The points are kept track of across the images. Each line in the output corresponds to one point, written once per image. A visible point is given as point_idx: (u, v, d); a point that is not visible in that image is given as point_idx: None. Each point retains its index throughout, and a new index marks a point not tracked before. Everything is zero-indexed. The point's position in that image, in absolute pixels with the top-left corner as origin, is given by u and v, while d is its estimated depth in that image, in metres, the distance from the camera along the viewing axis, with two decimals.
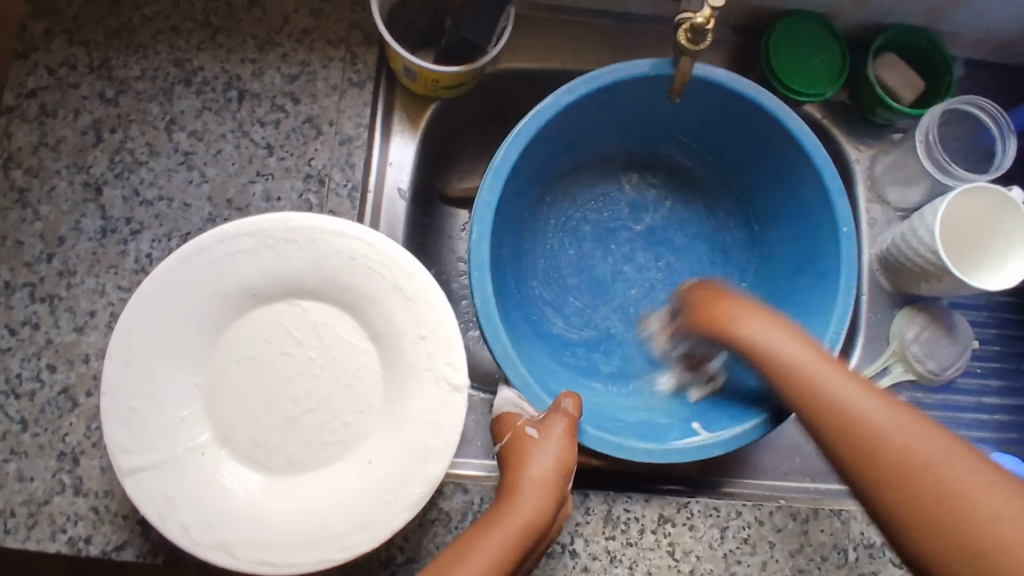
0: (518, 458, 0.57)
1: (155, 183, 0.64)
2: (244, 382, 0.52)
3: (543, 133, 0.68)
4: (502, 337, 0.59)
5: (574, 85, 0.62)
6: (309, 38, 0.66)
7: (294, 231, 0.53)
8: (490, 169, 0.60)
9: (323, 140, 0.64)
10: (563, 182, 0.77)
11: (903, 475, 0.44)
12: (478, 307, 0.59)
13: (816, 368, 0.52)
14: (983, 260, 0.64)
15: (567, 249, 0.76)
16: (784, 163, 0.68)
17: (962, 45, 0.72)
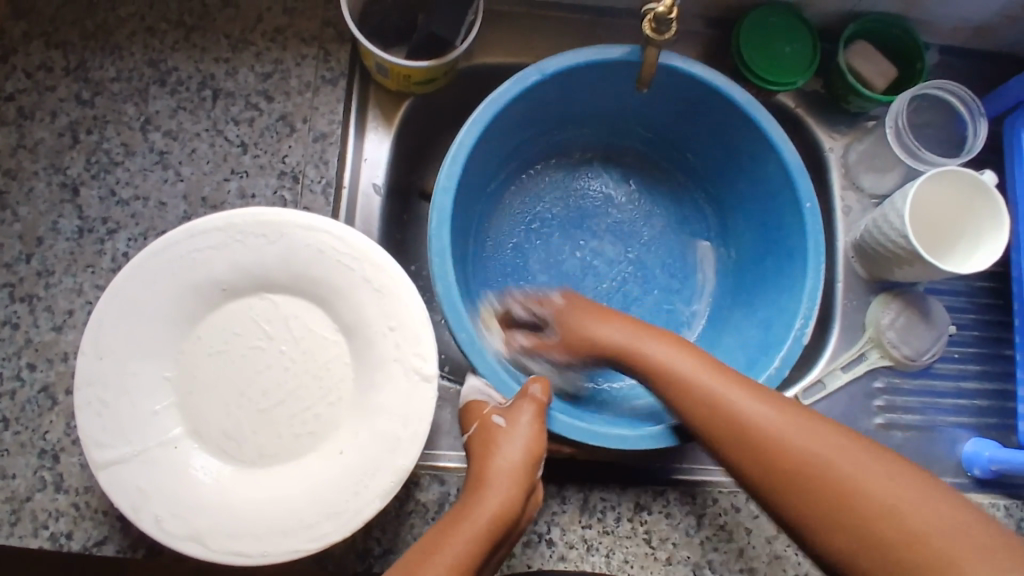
0: (487, 449, 0.57)
1: (131, 182, 0.64)
2: (216, 375, 0.53)
3: (505, 121, 0.68)
4: (466, 325, 0.60)
5: (530, 71, 0.63)
6: (282, 37, 0.67)
7: (263, 224, 0.53)
8: (448, 156, 0.61)
9: (297, 137, 0.65)
10: (528, 177, 0.78)
11: (796, 472, 0.47)
12: (439, 292, 0.59)
13: (700, 369, 0.53)
14: (955, 245, 0.64)
15: (532, 248, 0.76)
16: (752, 157, 0.69)
17: (936, 32, 0.72)
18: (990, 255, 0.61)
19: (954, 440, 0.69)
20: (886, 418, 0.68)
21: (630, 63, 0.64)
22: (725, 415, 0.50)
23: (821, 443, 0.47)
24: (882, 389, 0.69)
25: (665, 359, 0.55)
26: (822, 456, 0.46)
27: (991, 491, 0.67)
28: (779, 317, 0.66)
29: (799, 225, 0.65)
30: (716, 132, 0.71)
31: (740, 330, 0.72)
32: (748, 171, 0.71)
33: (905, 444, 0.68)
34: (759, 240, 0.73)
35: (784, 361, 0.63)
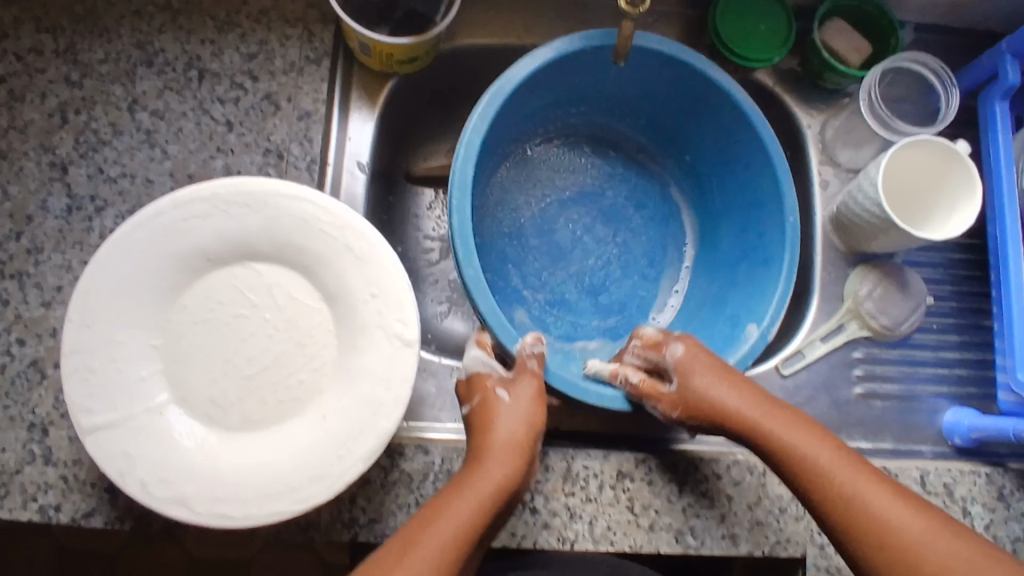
0: (488, 420, 0.57)
1: (119, 161, 0.65)
2: (201, 342, 0.54)
3: (532, 85, 0.69)
4: (473, 261, 0.58)
5: (577, 37, 0.64)
6: (266, 19, 0.69)
7: (247, 194, 0.54)
8: (483, 99, 0.61)
9: (282, 116, 0.67)
10: (534, 146, 0.80)
11: (865, 521, 0.49)
12: (453, 225, 0.59)
13: (777, 420, 0.55)
14: (930, 206, 0.65)
15: (529, 212, 0.78)
16: (728, 138, 0.71)
17: (909, 9, 0.73)
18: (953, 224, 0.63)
19: (935, 410, 0.69)
20: (865, 387, 0.69)
21: (603, 46, 0.65)
22: (815, 465, 0.52)
23: (883, 500, 0.50)
24: (861, 359, 0.70)
25: (751, 417, 0.55)
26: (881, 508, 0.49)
27: (972, 459, 0.68)
28: (747, 312, 0.67)
29: (773, 193, 0.67)
30: (701, 116, 0.73)
31: (717, 306, 0.73)
32: (727, 151, 0.72)
33: (886, 414, 0.69)
34: (736, 219, 0.73)
35: (770, 322, 0.63)
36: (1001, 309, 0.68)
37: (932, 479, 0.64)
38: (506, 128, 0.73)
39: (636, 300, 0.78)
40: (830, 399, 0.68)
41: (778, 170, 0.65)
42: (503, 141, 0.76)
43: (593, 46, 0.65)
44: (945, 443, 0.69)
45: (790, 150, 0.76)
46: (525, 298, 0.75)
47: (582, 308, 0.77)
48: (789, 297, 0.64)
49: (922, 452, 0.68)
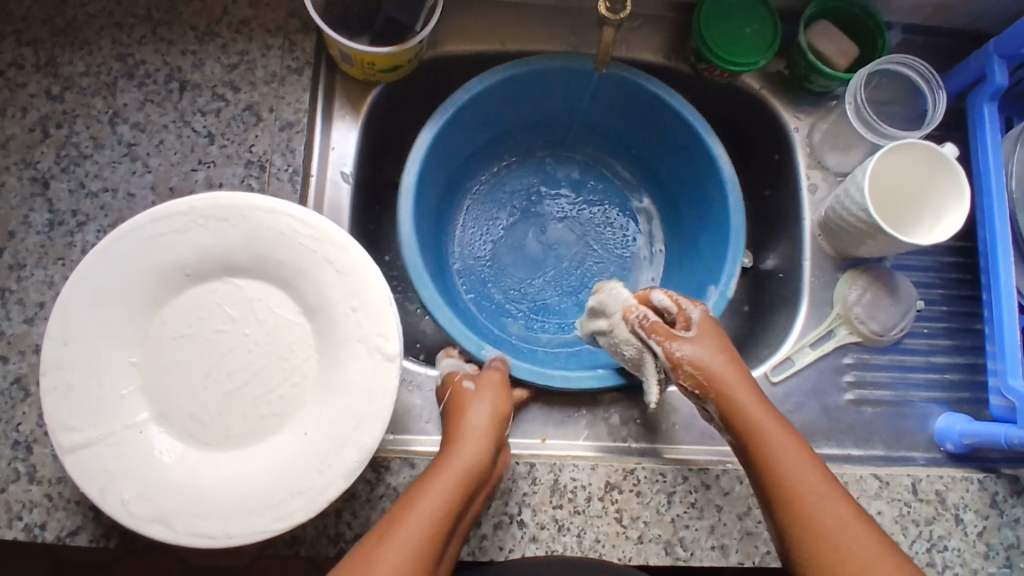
0: (458, 412, 0.57)
1: (100, 175, 0.65)
2: (182, 358, 0.53)
3: (480, 108, 0.72)
4: (428, 284, 0.65)
5: (514, 66, 0.69)
6: (247, 28, 0.68)
7: (224, 207, 0.54)
8: (427, 128, 0.68)
9: (263, 127, 0.66)
10: (494, 169, 0.81)
11: (817, 530, 0.48)
12: (405, 235, 0.65)
13: (764, 414, 0.53)
14: (903, 210, 0.65)
15: (496, 232, 0.80)
16: (678, 147, 0.75)
17: (896, 11, 0.73)
18: (919, 234, 0.64)
19: (926, 415, 0.69)
20: (856, 393, 0.69)
21: (542, 65, 0.70)
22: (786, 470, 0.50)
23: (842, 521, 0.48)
24: (851, 364, 0.69)
25: (743, 406, 0.53)
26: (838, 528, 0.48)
27: (964, 465, 0.67)
28: (709, 276, 0.71)
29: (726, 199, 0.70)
30: (658, 132, 0.76)
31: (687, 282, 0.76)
32: (690, 159, 0.74)
33: (877, 420, 0.68)
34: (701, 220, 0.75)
35: (722, 289, 0.67)
36: (992, 314, 0.67)
37: (924, 486, 0.64)
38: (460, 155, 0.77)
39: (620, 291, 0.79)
40: (820, 406, 0.68)
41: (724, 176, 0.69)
42: (462, 168, 0.79)
43: (534, 69, 0.70)
44: (937, 448, 0.68)
45: (778, 153, 0.75)
46: (512, 310, 0.78)
47: (567, 309, 0.78)
48: (735, 280, 0.67)
49: (914, 458, 0.68)
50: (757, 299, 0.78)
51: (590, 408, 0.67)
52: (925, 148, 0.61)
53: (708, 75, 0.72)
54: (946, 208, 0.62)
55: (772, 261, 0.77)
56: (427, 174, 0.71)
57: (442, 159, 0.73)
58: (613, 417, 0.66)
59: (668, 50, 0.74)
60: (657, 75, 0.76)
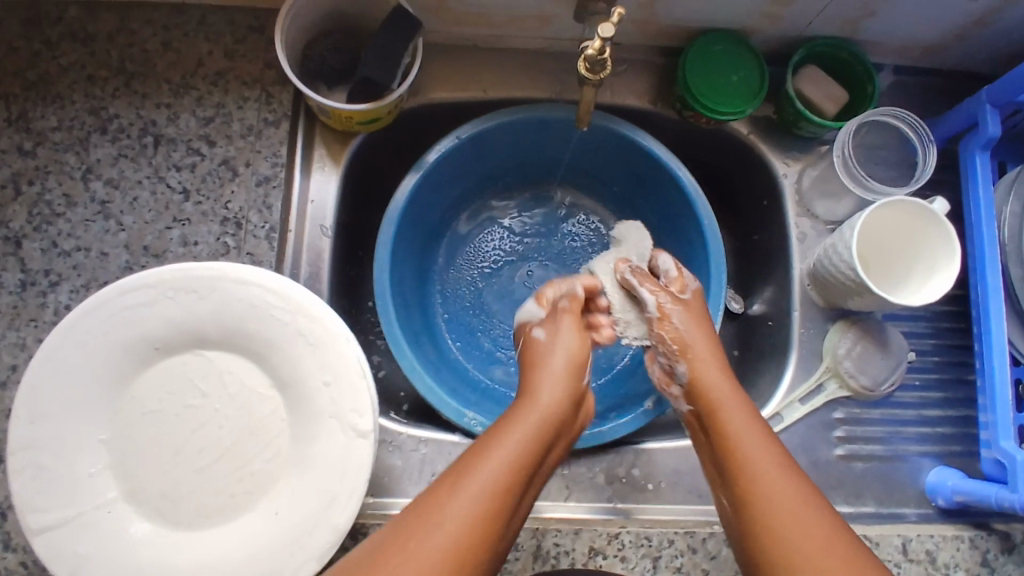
0: (539, 354, 0.59)
1: (73, 234, 0.64)
2: (152, 435, 0.52)
3: (454, 158, 0.72)
4: (407, 353, 0.65)
5: (484, 119, 0.69)
6: (223, 80, 0.67)
7: (193, 280, 0.52)
8: (403, 186, 0.68)
9: (239, 182, 0.65)
10: (475, 214, 0.80)
11: (755, 493, 0.49)
12: (377, 286, 0.67)
13: (724, 396, 0.56)
14: (888, 265, 0.64)
15: (479, 280, 0.78)
16: (662, 193, 0.74)
17: (888, 53, 0.71)
18: (905, 291, 0.62)
19: (918, 469, 0.68)
20: (846, 449, 0.67)
21: (513, 117, 0.69)
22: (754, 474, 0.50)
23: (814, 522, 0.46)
24: (841, 420, 0.68)
25: (719, 405, 0.55)
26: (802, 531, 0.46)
27: (956, 522, 0.66)
28: None
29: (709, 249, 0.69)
30: (641, 178, 0.75)
31: None
32: (675, 206, 0.73)
33: (867, 475, 0.67)
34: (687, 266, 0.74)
35: None
36: (984, 366, 0.65)
37: (915, 546, 0.62)
38: (439, 203, 0.76)
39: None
40: (810, 461, 0.67)
41: (703, 227, 0.69)
42: (444, 216, 0.78)
43: (504, 122, 0.70)
44: (929, 503, 0.67)
45: (767, 197, 0.74)
46: (501, 359, 0.76)
47: None
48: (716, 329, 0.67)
49: (906, 515, 0.67)
50: (747, 345, 0.76)
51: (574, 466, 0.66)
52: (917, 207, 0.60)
53: (694, 121, 0.71)
54: (935, 267, 0.60)
55: (762, 307, 0.76)
56: (402, 233, 0.71)
57: (419, 216, 0.73)
58: (598, 476, 0.65)
59: (653, 96, 0.72)
60: (642, 120, 0.74)
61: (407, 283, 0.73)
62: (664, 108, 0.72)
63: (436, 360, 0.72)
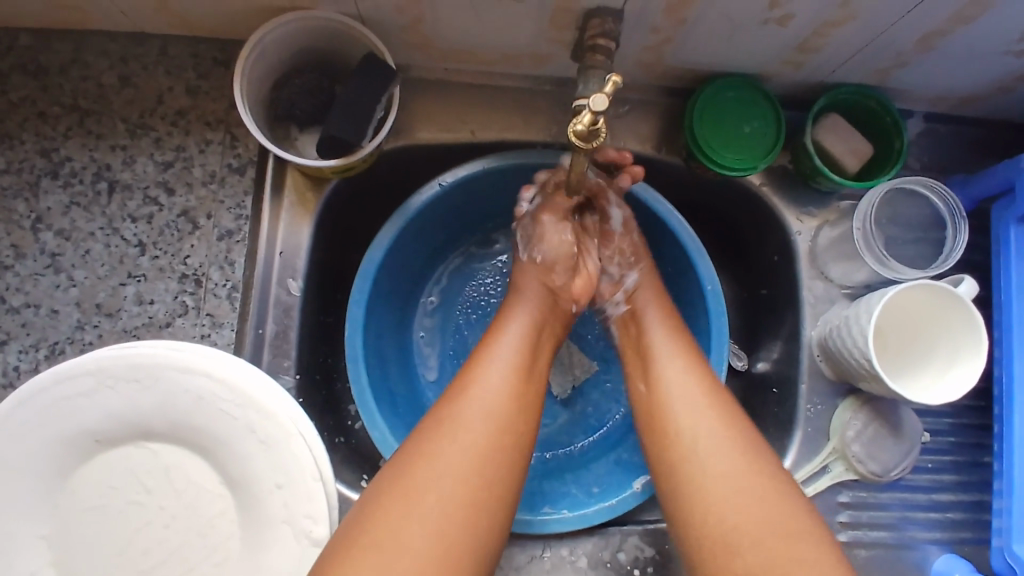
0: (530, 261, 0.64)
1: (22, 289, 0.59)
2: (93, 533, 0.48)
3: (439, 203, 0.66)
4: (378, 422, 0.61)
5: (474, 163, 0.63)
6: (183, 120, 0.61)
7: (134, 367, 0.48)
8: (382, 231, 0.63)
9: (200, 235, 0.60)
10: (465, 255, 0.74)
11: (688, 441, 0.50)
12: (348, 344, 0.62)
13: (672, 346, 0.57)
14: (888, 340, 0.59)
15: (467, 327, 0.73)
16: (663, 245, 0.68)
17: (919, 101, 0.64)
18: (897, 372, 0.57)
19: (924, 556, 0.63)
20: (849, 535, 0.63)
21: (506, 164, 0.64)
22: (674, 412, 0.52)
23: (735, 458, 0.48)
24: (846, 503, 0.63)
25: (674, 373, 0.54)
26: (719, 465, 0.48)
27: None
28: None
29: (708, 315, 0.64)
30: (642, 228, 0.68)
31: None
32: (676, 261, 0.67)
33: (871, 563, 0.62)
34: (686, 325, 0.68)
35: None
36: (1003, 449, 0.59)
37: None
38: (422, 247, 0.70)
39: (600, 388, 0.74)
40: None
41: (705, 291, 0.63)
42: (428, 261, 0.72)
43: (495, 168, 0.64)
44: None
45: (777, 253, 0.67)
46: None
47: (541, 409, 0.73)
48: None
49: None
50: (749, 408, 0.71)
51: (555, 548, 0.62)
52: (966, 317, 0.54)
53: (701, 171, 0.64)
54: (940, 371, 0.55)
55: (767, 367, 0.69)
56: (379, 284, 0.65)
57: (399, 264, 0.68)
58: (581, 559, 0.61)
59: (657, 140, 0.65)
60: (645, 166, 0.68)
61: (383, 336, 0.67)
62: (669, 154, 0.66)
63: (414, 420, 0.68)
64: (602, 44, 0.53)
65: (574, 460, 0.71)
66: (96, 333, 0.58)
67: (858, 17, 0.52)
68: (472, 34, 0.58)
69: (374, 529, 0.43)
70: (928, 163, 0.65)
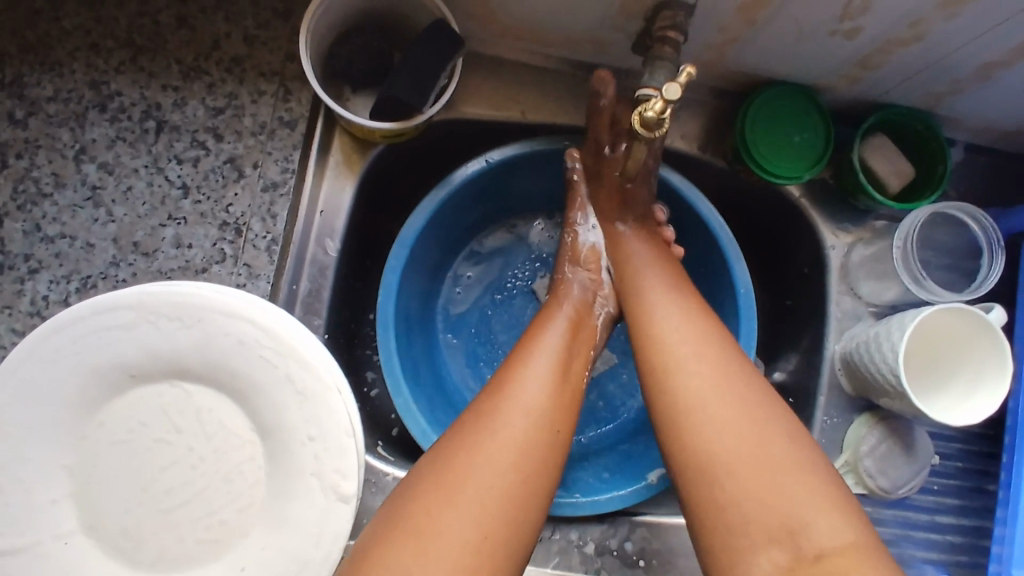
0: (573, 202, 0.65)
1: (59, 219, 0.58)
2: (118, 468, 0.48)
3: (481, 181, 0.66)
4: (403, 390, 0.61)
5: (522, 144, 0.64)
6: (238, 68, 0.61)
7: (180, 307, 0.48)
8: (423, 202, 0.63)
9: (244, 185, 0.59)
10: (498, 236, 0.74)
11: (677, 387, 0.49)
12: (381, 307, 0.62)
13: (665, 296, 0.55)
14: (914, 364, 0.60)
15: (491, 307, 0.73)
16: (699, 245, 0.68)
17: (964, 129, 0.65)
18: (924, 394, 0.58)
19: None
20: None
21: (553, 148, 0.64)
22: (680, 393, 0.48)
23: (730, 430, 0.45)
24: None
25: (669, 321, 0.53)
26: (717, 435, 0.45)
27: None
28: None
29: (737, 318, 0.64)
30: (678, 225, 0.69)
31: None
32: (712, 262, 0.68)
33: None
34: None
35: None
36: (1011, 480, 0.61)
37: None
38: (456, 223, 0.70)
39: (618, 381, 0.74)
40: None
41: (738, 295, 0.64)
42: (460, 237, 0.72)
43: (540, 150, 0.64)
44: None
45: (809, 265, 0.68)
46: None
47: None
48: None
49: None
50: None
51: (564, 532, 0.62)
52: (997, 351, 0.55)
53: (744, 176, 0.65)
54: (962, 397, 0.57)
55: (783, 377, 0.70)
56: (416, 253, 0.65)
57: (436, 235, 0.68)
58: (588, 545, 0.62)
59: (704, 140, 0.66)
60: (688, 166, 0.68)
61: (411, 304, 0.67)
62: (715, 156, 0.66)
63: (434, 392, 0.68)
64: (671, 36, 0.53)
65: (585, 448, 0.71)
66: (130, 271, 0.58)
67: (924, 39, 0.54)
68: (538, 15, 0.58)
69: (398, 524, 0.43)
70: (965, 192, 0.66)
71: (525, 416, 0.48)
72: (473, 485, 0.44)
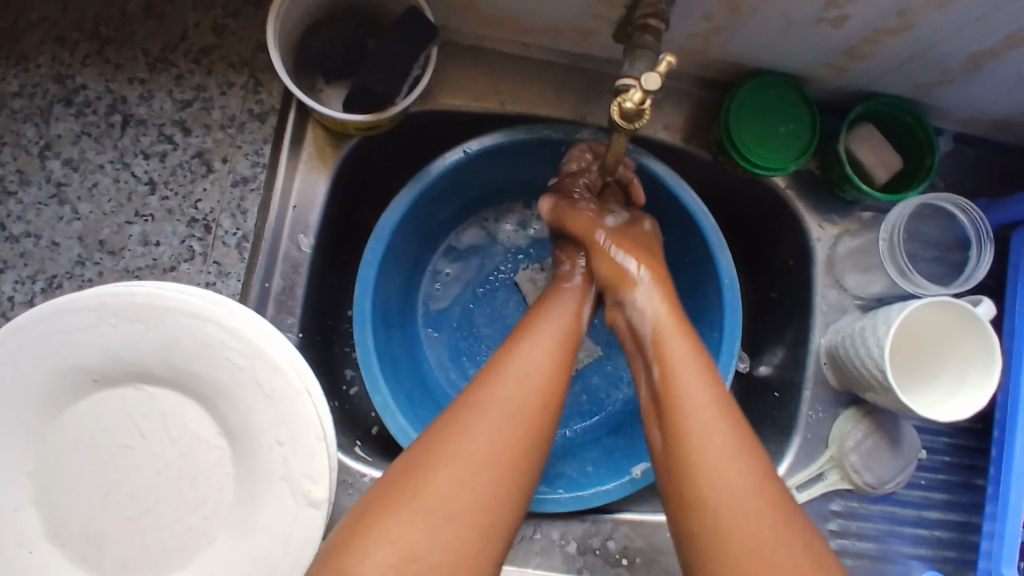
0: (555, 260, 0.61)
1: (23, 217, 0.57)
2: (83, 474, 0.47)
3: (458, 172, 0.65)
4: (381, 388, 0.59)
5: (498, 134, 0.62)
6: (207, 59, 0.59)
7: (142, 308, 0.46)
8: (400, 195, 0.61)
9: (213, 180, 0.57)
10: (479, 227, 0.73)
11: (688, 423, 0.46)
12: (357, 303, 0.60)
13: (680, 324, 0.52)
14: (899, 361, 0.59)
15: (473, 300, 0.71)
16: (684, 238, 0.67)
17: (953, 119, 0.63)
18: (909, 391, 0.57)
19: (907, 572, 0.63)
20: (836, 543, 0.63)
21: (529, 138, 0.62)
22: (687, 433, 0.46)
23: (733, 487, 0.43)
24: (837, 512, 0.63)
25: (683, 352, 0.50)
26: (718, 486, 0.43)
27: None
28: None
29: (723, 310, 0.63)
30: (662, 217, 0.68)
31: None
32: (697, 255, 0.66)
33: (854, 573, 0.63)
34: (698, 320, 0.68)
35: None
36: (1000, 475, 0.60)
37: None
38: (435, 215, 0.68)
39: (600, 373, 0.72)
40: None
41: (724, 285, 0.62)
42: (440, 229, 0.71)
43: (517, 140, 0.63)
44: None
45: (794, 257, 0.67)
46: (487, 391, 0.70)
47: None
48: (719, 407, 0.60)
49: None
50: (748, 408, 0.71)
51: (545, 531, 0.61)
52: (984, 346, 0.54)
53: (728, 166, 0.63)
54: (948, 395, 0.56)
55: (769, 371, 0.69)
56: (394, 247, 0.64)
57: (414, 229, 0.66)
58: (570, 545, 0.61)
59: (688, 131, 0.64)
60: (672, 156, 0.67)
61: (389, 301, 0.66)
62: (699, 147, 0.65)
63: (414, 388, 0.67)
64: (653, 24, 0.51)
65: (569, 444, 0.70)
66: (96, 270, 0.56)
67: (912, 28, 0.52)
68: (516, 4, 0.57)
69: (383, 504, 0.42)
70: (953, 183, 0.65)
71: (519, 398, 0.47)
72: (457, 471, 0.43)
